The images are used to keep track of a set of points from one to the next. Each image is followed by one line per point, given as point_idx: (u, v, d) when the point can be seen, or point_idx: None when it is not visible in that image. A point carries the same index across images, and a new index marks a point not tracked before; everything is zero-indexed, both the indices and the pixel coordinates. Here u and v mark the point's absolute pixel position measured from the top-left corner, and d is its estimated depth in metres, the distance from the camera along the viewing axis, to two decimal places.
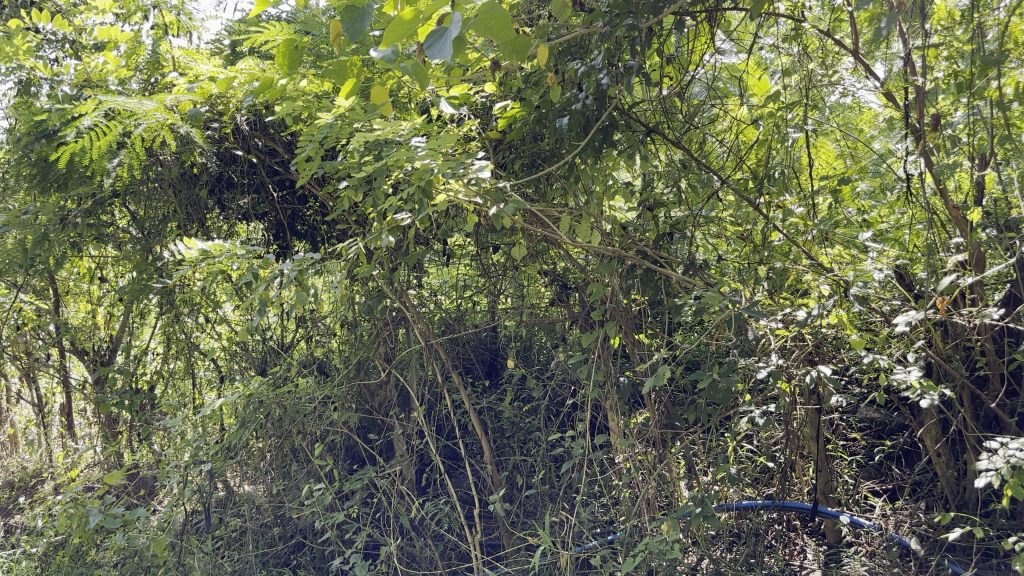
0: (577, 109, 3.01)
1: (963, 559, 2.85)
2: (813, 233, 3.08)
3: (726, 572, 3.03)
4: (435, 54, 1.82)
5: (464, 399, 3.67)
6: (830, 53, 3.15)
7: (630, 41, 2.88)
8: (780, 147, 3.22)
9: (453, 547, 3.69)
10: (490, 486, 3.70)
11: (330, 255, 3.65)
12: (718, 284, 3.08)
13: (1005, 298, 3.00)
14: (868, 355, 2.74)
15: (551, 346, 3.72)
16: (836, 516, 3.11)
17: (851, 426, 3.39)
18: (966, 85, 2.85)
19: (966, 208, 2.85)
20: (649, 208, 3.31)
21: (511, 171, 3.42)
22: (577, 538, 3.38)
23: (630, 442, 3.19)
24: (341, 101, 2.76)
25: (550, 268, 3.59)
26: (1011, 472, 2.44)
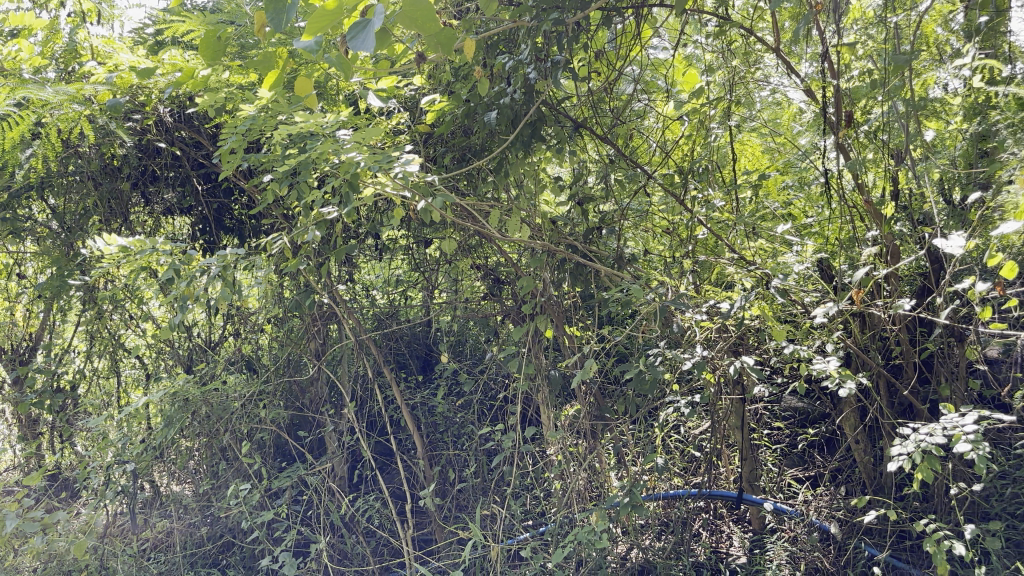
0: (506, 103, 3.02)
1: (879, 542, 2.94)
2: (736, 228, 3.17)
3: (654, 560, 3.11)
4: (359, 46, 1.80)
5: (395, 394, 3.65)
6: (754, 51, 3.21)
7: (556, 36, 2.90)
8: (705, 142, 3.30)
9: (385, 544, 3.67)
10: (423, 481, 3.68)
11: (254, 251, 3.63)
12: (646, 277, 3.13)
13: (918, 289, 3.11)
14: (789, 346, 2.81)
15: (484, 341, 3.72)
16: (761, 503, 3.17)
17: (777, 416, 3.45)
18: (882, 84, 2.94)
19: (881, 203, 2.95)
20: (578, 203, 3.35)
21: (441, 165, 3.40)
22: (509, 531, 3.39)
23: (561, 434, 3.21)
24: (265, 93, 2.71)
25: (482, 263, 3.58)
26: (921, 457, 2.54)
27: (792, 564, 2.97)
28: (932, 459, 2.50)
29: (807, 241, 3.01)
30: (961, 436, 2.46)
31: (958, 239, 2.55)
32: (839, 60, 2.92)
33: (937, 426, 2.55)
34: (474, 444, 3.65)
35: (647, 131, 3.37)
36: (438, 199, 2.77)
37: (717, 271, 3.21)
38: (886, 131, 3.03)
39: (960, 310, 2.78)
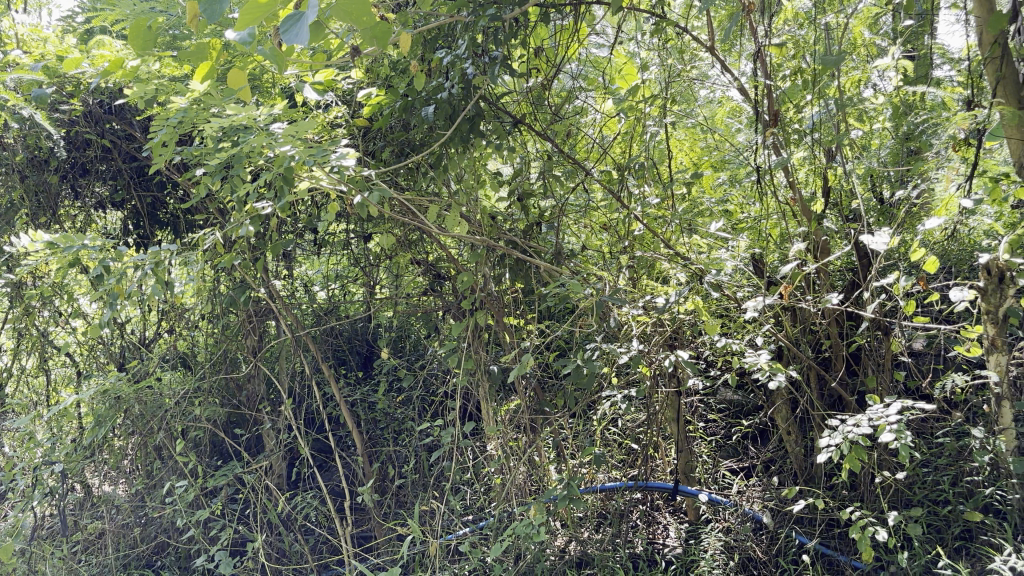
0: (444, 98, 3.02)
1: (809, 530, 3.02)
2: (672, 224, 3.22)
3: (592, 552, 3.13)
4: (292, 40, 1.78)
5: (334, 390, 3.62)
6: (689, 50, 3.26)
7: (493, 32, 2.90)
8: (643, 139, 3.34)
9: (324, 541, 3.63)
10: (362, 478, 3.66)
11: (187, 246, 3.56)
12: (584, 272, 3.16)
13: (846, 284, 3.20)
14: (722, 340, 2.86)
15: (425, 337, 3.71)
16: (696, 494, 3.21)
17: (712, 409, 3.52)
18: (813, 84, 3.01)
19: (810, 200, 3.02)
20: (518, 198, 3.36)
21: (379, 160, 3.38)
22: (448, 527, 3.39)
23: (501, 429, 3.23)
24: (197, 85, 2.66)
25: (422, 258, 3.55)
26: (848, 447, 2.62)
27: (726, 553, 3.01)
28: (858, 448, 2.58)
29: (740, 237, 3.07)
30: (885, 426, 2.54)
31: (882, 236, 2.63)
32: (770, 60, 2.98)
33: (863, 417, 2.63)
34: (414, 440, 3.64)
35: (587, 127, 3.39)
36: (374, 194, 2.75)
37: (653, 267, 3.26)
38: (818, 130, 3.11)
39: (886, 304, 2.87)
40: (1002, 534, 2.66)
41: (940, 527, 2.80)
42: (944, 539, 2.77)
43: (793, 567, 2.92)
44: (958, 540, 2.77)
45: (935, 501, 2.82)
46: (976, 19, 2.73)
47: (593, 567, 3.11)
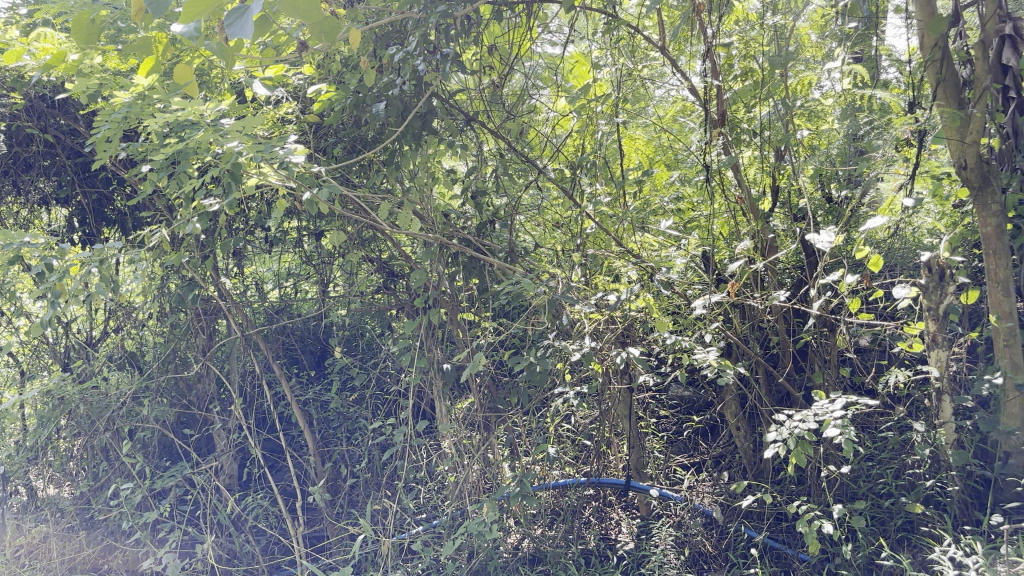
0: (395, 95, 3.00)
1: (757, 524, 3.06)
2: (623, 222, 3.24)
3: (545, 549, 3.15)
4: (237, 33, 1.76)
5: (285, 390, 3.58)
6: (640, 49, 3.29)
7: (444, 28, 2.89)
8: (595, 138, 3.35)
9: (275, 542, 3.59)
10: (314, 477, 3.62)
11: (133, 243, 3.50)
12: (537, 270, 3.17)
13: (794, 282, 3.25)
14: (672, 337, 2.89)
15: (379, 335, 3.69)
16: (647, 489, 3.24)
17: (663, 405, 3.48)
18: (762, 85, 3.06)
19: (758, 200, 3.07)
20: (472, 196, 3.36)
21: (330, 157, 3.34)
22: (402, 526, 3.38)
23: (454, 427, 3.23)
24: (141, 80, 2.61)
25: (376, 256, 3.52)
26: (794, 442, 2.66)
27: (677, 548, 3.04)
28: (804, 443, 2.62)
29: (690, 235, 3.11)
30: (830, 422, 2.59)
31: (828, 234, 2.68)
32: (718, 59, 3.02)
33: (808, 412, 2.68)
34: (367, 439, 3.61)
35: (540, 125, 3.40)
36: (324, 191, 2.73)
37: (606, 265, 3.28)
38: (766, 130, 3.15)
39: (831, 301, 2.92)
40: (942, 525, 2.72)
41: (883, 519, 2.85)
42: (886, 531, 2.83)
43: (742, 561, 2.95)
44: (901, 531, 2.82)
45: (878, 494, 2.88)
46: (917, 22, 2.80)
47: (546, 564, 3.12)
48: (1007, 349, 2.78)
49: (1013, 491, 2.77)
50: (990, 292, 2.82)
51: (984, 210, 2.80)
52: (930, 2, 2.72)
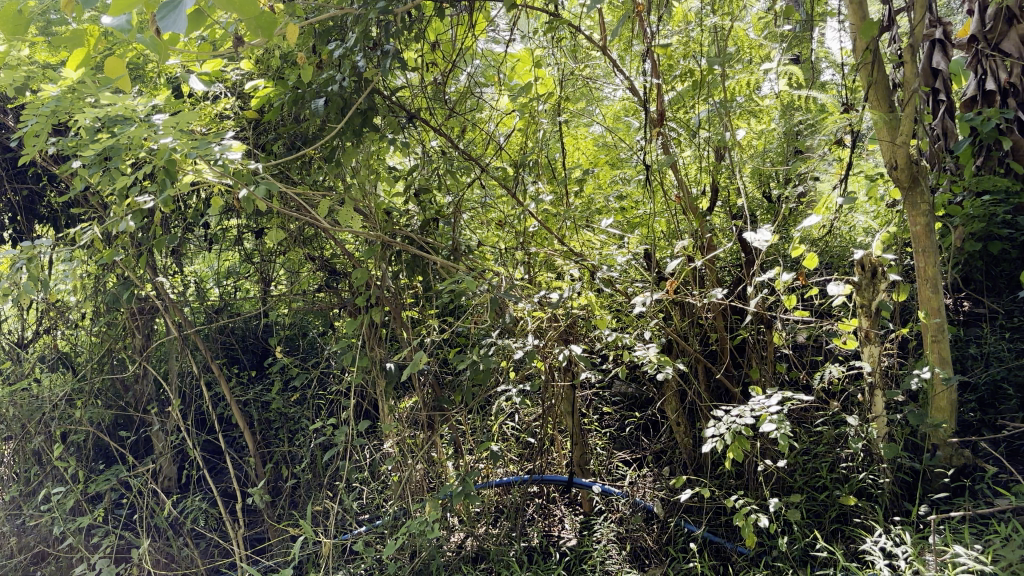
0: (334, 91, 2.95)
1: (697, 519, 3.09)
2: (566, 221, 3.26)
3: (487, 547, 3.14)
4: (169, 27, 1.71)
5: (224, 390, 3.51)
6: (581, 48, 3.31)
7: (383, 25, 2.86)
8: (537, 136, 3.36)
9: (214, 545, 3.51)
10: (255, 478, 3.57)
11: (65, 242, 3.41)
12: (480, 268, 3.15)
13: (732, 279, 3.30)
14: (612, 334, 2.91)
15: (321, 335, 3.66)
16: (590, 485, 3.26)
17: (607, 401, 3.57)
18: (700, 84, 3.10)
19: (696, 199, 3.11)
20: (415, 194, 3.34)
21: (270, 153, 3.30)
22: (344, 526, 3.34)
23: (397, 427, 3.19)
24: (70, 73, 2.54)
25: (318, 254, 3.48)
26: (731, 437, 2.71)
27: (618, 544, 3.07)
28: (741, 438, 2.67)
29: (631, 233, 3.14)
30: (766, 417, 2.64)
31: (764, 233, 2.72)
32: (659, 59, 3.05)
33: (745, 407, 2.73)
34: (308, 439, 3.56)
35: (483, 124, 3.40)
36: (260, 188, 2.68)
37: (548, 264, 3.29)
38: (706, 130, 3.19)
39: (768, 298, 2.98)
40: (874, 516, 2.79)
41: (818, 512, 2.90)
42: (822, 523, 2.88)
43: (682, 555, 2.97)
44: (835, 523, 2.88)
45: (814, 487, 2.94)
46: (850, 26, 2.86)
47: (489, 562, 3.11)
48: (935, 344, 2.87)
49: (940, 482, 2.85)
50: (921, 289, 2.90)
51: (914, 209, 2.88)
52: (862, 6, 2.78)
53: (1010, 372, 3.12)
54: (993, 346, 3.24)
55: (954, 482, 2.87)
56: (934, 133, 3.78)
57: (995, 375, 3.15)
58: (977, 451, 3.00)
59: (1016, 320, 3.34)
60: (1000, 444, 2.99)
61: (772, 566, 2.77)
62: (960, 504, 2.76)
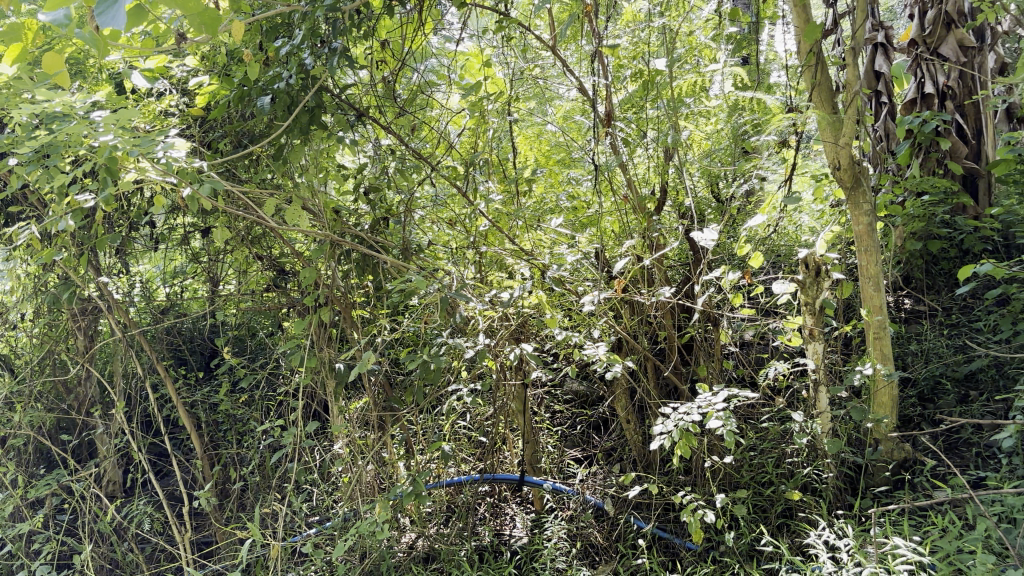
0: (281, 88, 2.90)
1: (646, 515, 3.11)
2: (516, 220, 3.27)
3: (439, 547, 3.13)
4: (108, 22, 1.67)
5: (170, 391, 3.44)
6: (531, 48, 3.31)
7: (331, 22, 2.82)
8: (488, 135, 3.36)
9: (160, 549, 3.45)
10: (201, 481, 3.52)
11: (3, 241, 3.32)
12: (430, 267, 3.14)
13: (681, 278, 3.34)
14: (562, 333, 2.92)
15: (269, 335, 3.62)
16: (541, 483, 3.27)
17: (559, 400, 3.64)
18: (649, 85, 3.12)
19: (645, 198, 3.14)
20: (364, 193, 3.32)
21: (216, 151, 3.25)
22: (293, 528, 3.30)
23: (348, 427, 3.16)
24: (4, 68, 2.46)
25: (266, 253, 3.42)
26: (679, 434, 2.73)
27: (569, 541, 3.08)
28: (689, 435, 2.69)
29: (581, 232, 3.15)
30: (713, 414, 2.67)
31: (711, 231, 2.75)
32: (609, 60, 3.06)
33: (692, 405, 2.76)
34: (257, 440, 3.51)
35: (433, 123, 3.38)
36: (204, 186, 2.63)
37: (499, 263, 3.29)
38: (655, 131, 3.21)
39: (715, 296, 3.02)
40: (818, 510, 2.83)
41: (765, 507, 2.93)
42: (767, 518, 2.91)
43: (631, 551, 2.97)
44: (781, 518, 2.91)
45: (760, 482, 2.98)
46: (794, 29, 2.91)
47: (439, 562, 3.10)
48: (877, 341, 2.93)
49: (882, 475, 2.92)
50: (863, 288, 2.96)
51: (857, 209, 2.94)
52: (806, 10, 2.82)
53: (949, 368, 3.21)
54: (932, 342, 3.34)
55: (894, 475, 2.95)
56: (877, 134, 3.95)
57: (934, 370, 3.25)
58: (917, 444, 3.08)
59: (954, 317, 3.44)
60: (939, 438, 3.08)
61: (719, 561, 2.80)
62: (900, 497, 2.83)
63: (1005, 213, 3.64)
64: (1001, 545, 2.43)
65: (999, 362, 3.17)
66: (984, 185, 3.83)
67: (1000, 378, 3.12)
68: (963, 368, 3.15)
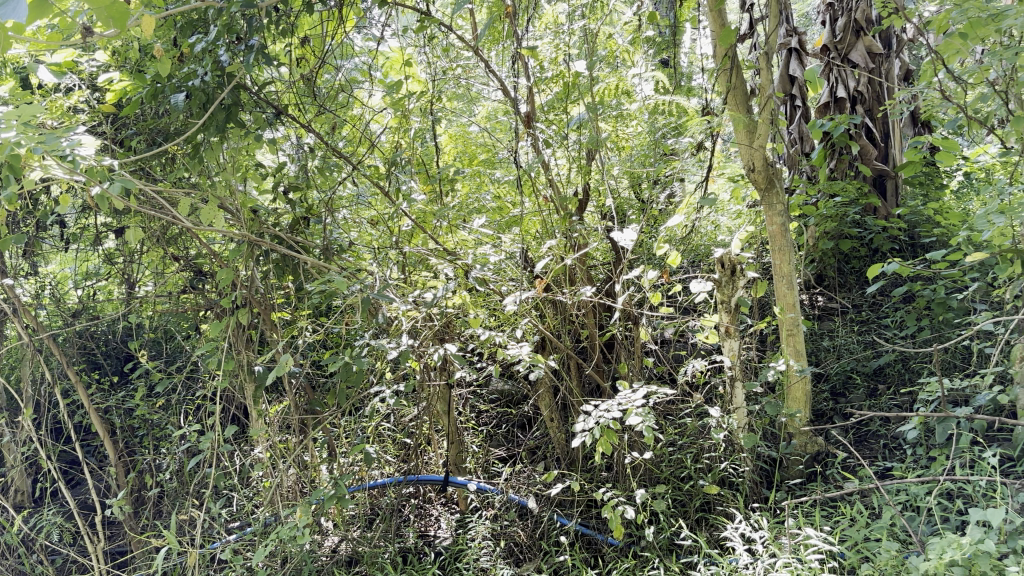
0: (196, 86, 2.82)
1: (569, 512, 3.13)
2: (439, 221, 3.26)
3: (362, 551, 3.09)
4: (8, 14, 1.61)
5: (81, 397, 3.32)
6: (454, 48, 3.30)
7: (246, 18, 2.76)
8: (410, 136, 3.34)
9: (72, 560, 3.34)
10: (116, 489, 3.41)
11: None
12: (352, 268, 3.10)
13: (603, 278, 3.38)
14: (485, 333, 2.92)
15: (185, 339, 3.53)
16: (465, 483, 3.26)
17: (484, 399, 3.64)
18: (571, 86, 3.15)
19: (567, 198, 3.16)
20: (284, 192, 3.26)
21: (129, 149, 3.15)
22: (211, 535, 3.22)
23: (267, 432, 3.10)
24: None
25: (182, 254, 3.33)
26: (600, 431, 2.76)
27: (493, 541, 3.08)
28: (610, 432, 2.72)
29: (504, 232, 3.15)
30: (632, 410, 2.71)
31: (630, 231, 2.79)
32: (532, 61, 3.07)
33: (613, 402, 2.79)
34: (174, 446, 3.42)
35: (355, 122, 3.35)
36: (114, 185, 2.54)
37: (421, 264, 3.28)
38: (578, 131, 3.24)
39: (636, 295, 3.06)
40: (735, 503, 2.90)
41: (684, 501, 2.98)
42: (686, 512, 2.96)
43: (554, 549, 2.99)
44: (699, 512, 2.97)
45: (679, 477, 3.03)
46: (711, 33, 2.96)
47: (362, 565, 3.06)
48: (791, 338, 3.02)
49: (796, 468, 3.01)
50: (777, 286, 3.04)
51: (771, 210, 3.02)
52: (721, 15, 2.88)
53: (859, 363, 3.33)
54: (843, 339, 3.47)
55: (808, 468, 3.04)
56: (791, 137, 4.09)
57: (845, 366, 3.36)
58: (829, 438, 3.18)
59: (864, 313, 3.57)
60: (849, 430, 3.19)
61: (640, 556, 2.84)
62: (813, 488, 2.92)
63: (911, 213, 3.80)
64: (905, 533, 2.54)
65: (904, 356, 3.30)
66: (891, 185, 3.99)
67: (906, 371, 3.25)
68: (872, 363, 3.27)
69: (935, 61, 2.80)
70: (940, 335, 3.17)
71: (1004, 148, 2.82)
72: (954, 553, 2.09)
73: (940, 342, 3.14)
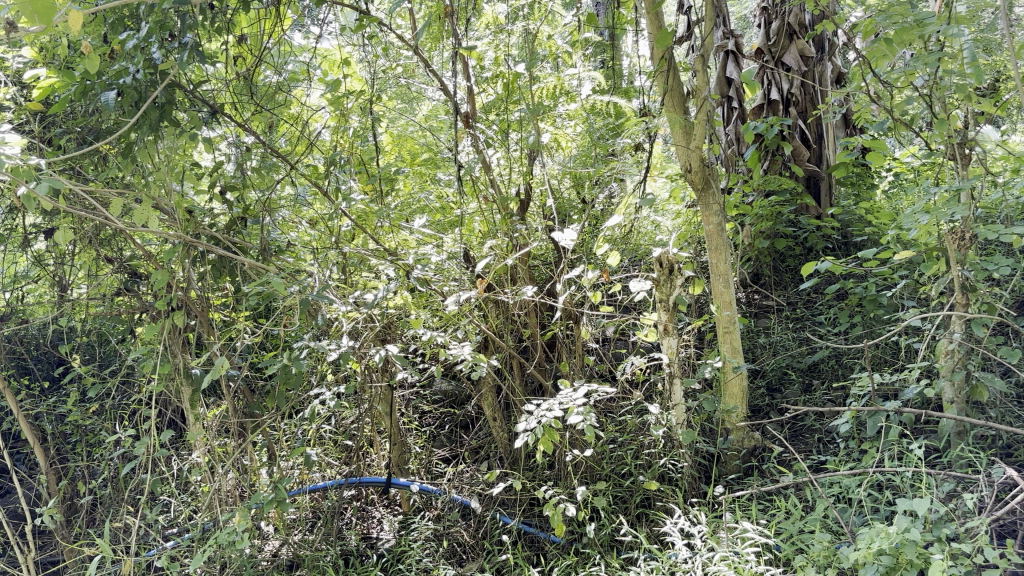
0: (128, 83, 2.74)
1: (511, 511, 3.14)
2: (379, 220, 3.24)
3: (303, 554, 3.05)
4: None
5: (10, 404, 3.22)
6: (393, 47, 3.28)
7: (179, 15, 2.70)
8: (350, 135, 3.31)
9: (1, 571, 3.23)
10: (47, 497, 3.31)
11: None
12: (291, 268, 3.06)
13: (545, 277, 3.40)
14: (427, 333, 2.90)
15: (119, 342, 3.44)
16: (407, 484, 3.24)
17: (427, 400, 3.63)
18: (511, 87, 3.16)
19: (509, 197, 3.17)
20: (221, 192, 3.20)
21: (57, 148, 3.07)
22: (146, 542, 3.15)
23: (205, 436, 3.04)
24: None
25: (115, 255, 3.25)
26: (542, 430, 2.76)
27: (435, 541, 3.07)
28: (552, 431, 2.72)
29: (445, 232, 3.15)
30: (573, 409, 2.71)
31: (571, 230, 2.81)
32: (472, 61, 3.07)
33: (554, 401, 2.80)
34: (108, 452, 3.34)
35: (293, 121, 3.30)
36: (41, 185, 2.45)
37: (362, 264, 3.25)
38: (519, 132, 3.25)
39: (577, 294, 3.08)
40: (674, 498, 2.94)
41: (624, 497, 3.01)
42: (627, 508, 2.99)
43: (496, 548, 2.99)
44: (639, 508, 3.00)
45: (620, 474, 3.06)
46: (649, 35, 2.99)
47: (304, 569, 3.02)
48: (727, 335, 3.08)
49: (733, 463, 3.07)
50: (714, 285, 3.10)
51: (707, 209, 3.07)
52: (658, 17, 2.92)
53: (794, 359, 3.41)
54: (779, 335, 3.55)
55: (745, 463, 3.10)
56: (728, 138, 4.18)
57: (781, 362, 3.44)
58: (765, 432, 3.25)
59: (799, 311, 3.65)
60: (785, 425, 3.27)
61: (581, 553, 2.86)
62: (749, 482, 2.98)
63: (842, 213, 3.90)
64: (837, 523, 2.60)
65: (837, 352, 3.39)
66: (824, 186, 4.10)
67: (839, 367, 3.33)
68: (806, 359, 3.35)
69: (864, 64, 2.88)
70: (871, 332, 3.26)
71: (930, 150, 2.91)
72: (882, 543, 2.15)
73: (870, 338, 3.23)
